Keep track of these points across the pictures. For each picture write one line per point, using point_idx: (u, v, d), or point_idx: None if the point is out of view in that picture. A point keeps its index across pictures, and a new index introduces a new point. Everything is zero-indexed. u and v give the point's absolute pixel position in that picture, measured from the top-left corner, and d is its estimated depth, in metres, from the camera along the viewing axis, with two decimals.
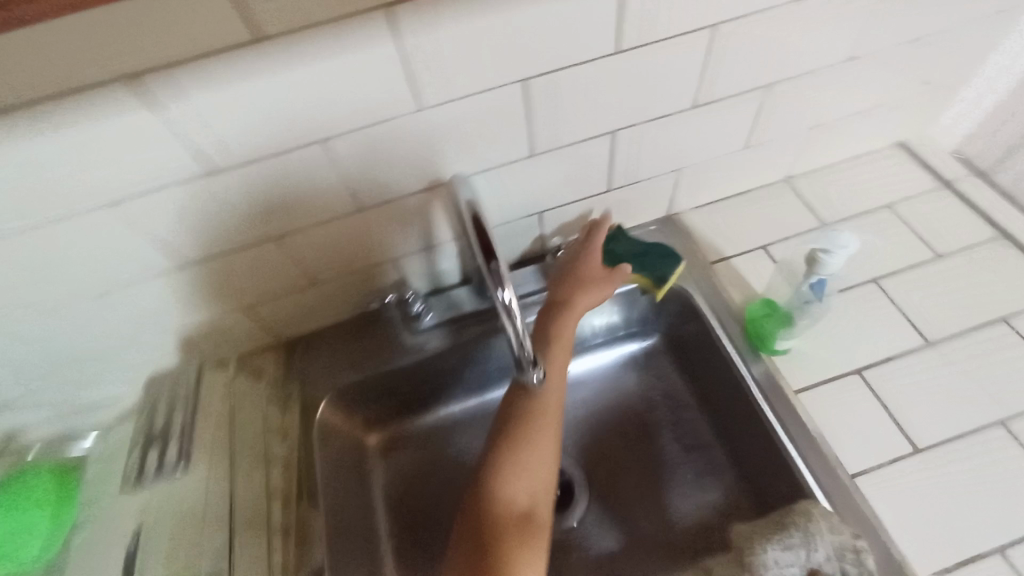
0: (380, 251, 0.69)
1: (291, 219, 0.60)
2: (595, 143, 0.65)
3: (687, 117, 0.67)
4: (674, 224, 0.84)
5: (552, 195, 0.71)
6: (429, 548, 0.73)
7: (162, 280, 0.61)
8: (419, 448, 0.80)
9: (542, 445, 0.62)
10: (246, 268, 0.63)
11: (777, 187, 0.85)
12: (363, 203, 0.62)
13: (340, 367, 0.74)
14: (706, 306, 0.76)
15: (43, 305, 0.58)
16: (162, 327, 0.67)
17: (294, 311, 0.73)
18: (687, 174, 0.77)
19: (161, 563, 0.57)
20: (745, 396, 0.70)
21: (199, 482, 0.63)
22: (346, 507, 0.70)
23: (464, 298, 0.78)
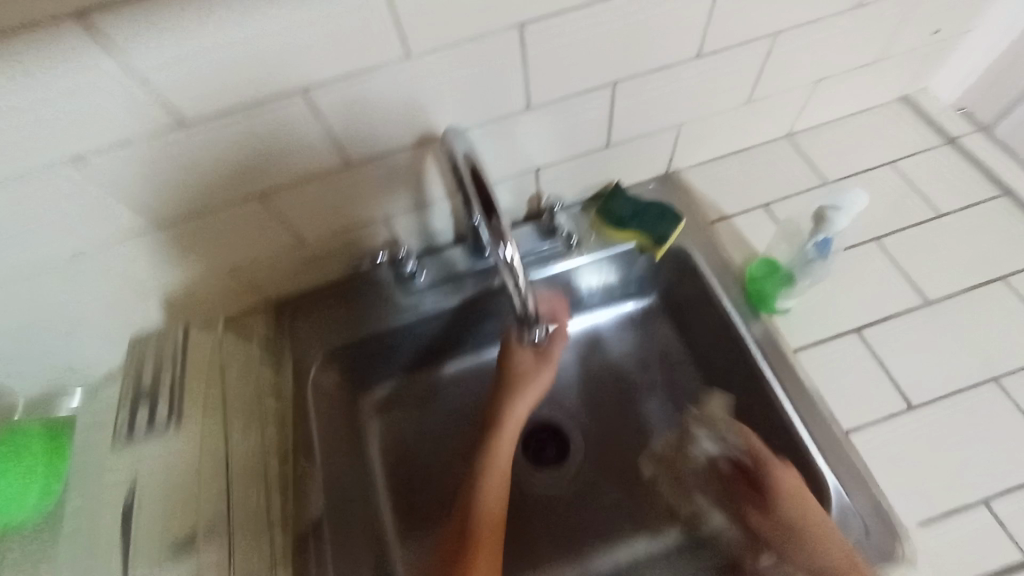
0: (370, 209, 0.67)
1: (276, 179, 0.58)
2: (592, 96, 0.62)
3: (688, 68, 0.64)
4: (673, 182, 0.81)
5: (548, 152, 0.68)
6: (431, 508, 0.75)
7: (140, 241, 0.59)
8: (417, 407, 0.81)
9: (494, 490, 0.62)
10: (228, 227, 0.61)
11: (778, 143, 0.83)
12: (350, 160, 0.59)
13: (334, 328, 0.73)
14: (706, 267, 0.75)
15: (17, 268, 0.56)
16: (146, 288, 0.65)
17: (281, 272, 0.71)
18: (688, 129, 0.74)
19: (155, 525, 0.52)
20: (743, 356, 0.70)
21: (189, 440, 0.56)
22: (344, 458, 0.71)
23: (458, 258, 0.77)
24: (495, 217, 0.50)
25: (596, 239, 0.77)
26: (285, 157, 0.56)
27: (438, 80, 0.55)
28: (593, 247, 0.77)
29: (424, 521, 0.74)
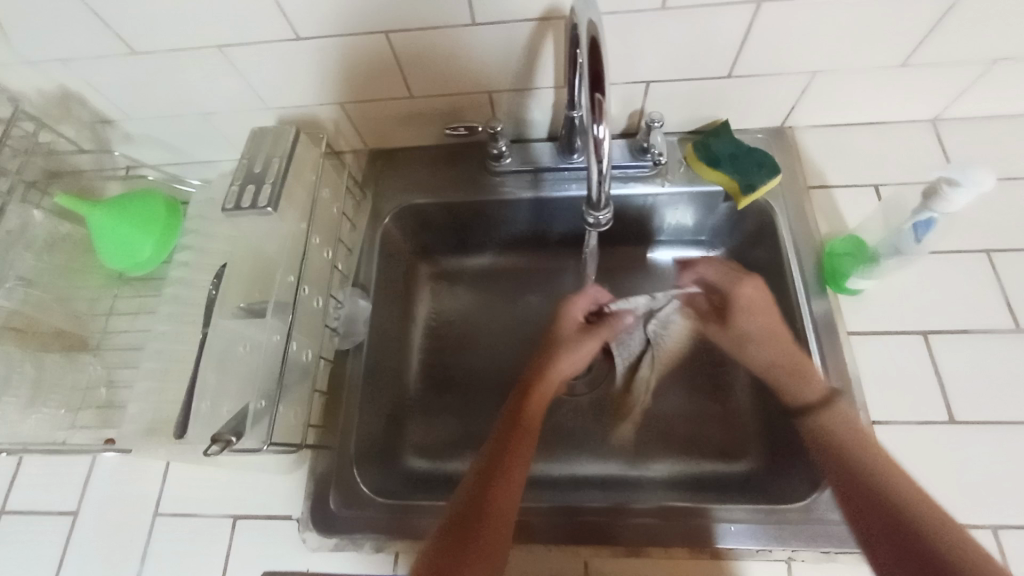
0: (478, 79, 0.69)
1: (404, 21, 0.61)
2: (731, 12, 0.59)
3: (846, 5, 0.58)
4: (784, 137, 0.77)
5: (666, 65, 0.66)
6: (452, 378, 0.80)
7: (273, 52, 0.64)
8: (468, 287, 0.86)
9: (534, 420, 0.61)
10: (348, 61, 0.66)
11: (914, 126, 0.76)
12: (475, 19, 0.61)
13: (414, 187, 0.79)
14: (786, 232, 0.72)
15: (170, 49, 0.64)
16: (266, 101, 0.72)
17: (383, 120, 0.76)
18: (820, 81, 0.69)
19: (238, 294, 0.61)
20: (793, 324, 0.69)
21: (282, 229, 0.62)
22: (393, 306, 0.78)
23: (545, 153, 0.78)
24: (601, 94, 0.49)
25: (683, 172, 0.76)
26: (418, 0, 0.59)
27: None
28: (678, 180, 0.76)
29: (446, 389, 0.79)
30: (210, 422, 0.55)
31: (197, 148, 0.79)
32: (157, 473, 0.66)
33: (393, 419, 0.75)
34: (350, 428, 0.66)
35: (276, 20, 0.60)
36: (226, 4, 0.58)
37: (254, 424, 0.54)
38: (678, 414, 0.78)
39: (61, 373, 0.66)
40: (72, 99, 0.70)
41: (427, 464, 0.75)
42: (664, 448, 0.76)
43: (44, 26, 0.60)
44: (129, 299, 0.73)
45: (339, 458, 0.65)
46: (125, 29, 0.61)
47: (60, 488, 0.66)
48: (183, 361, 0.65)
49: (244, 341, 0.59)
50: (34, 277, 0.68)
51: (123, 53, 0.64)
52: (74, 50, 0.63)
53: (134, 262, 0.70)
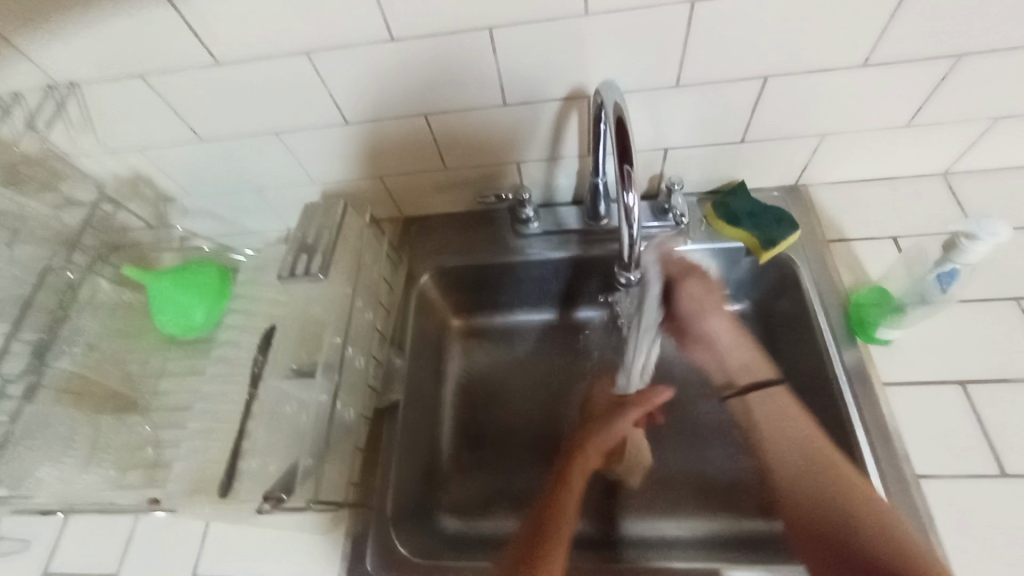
0: (508, 151, 0.74)
1: (443, 104, 0.68)
2: (743, 85, 0.64)
3: (850, 75, 0.63)
4: (800, 194, 0.80)
5: (683, 133, 0.71)
6: (486, 434, 0.81)
7: (324, 134, 0.71)
8: (498, 344, 0.88)
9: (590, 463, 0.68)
10: (391, 139, 0.72)
11: (926, 181, 0.79)
12: (506, 100, 0.67)
13: (448, 250, 0.83)
14: (810, 285, 0.74)
15: (232, 137, 0.71)
16: (313, 176, 0.78)
17: (419, 189, 0.82)
18: (831, 142, 0.73)
19: (289, 356, 0.65)
20: (826, 377, 0.69)
21: (329, 295, 0.66)
22: (428, 364, 0.81)
23: (571, 216, 0.82)
24: (629, 165, 0.54)
25: (704, 230, 0.79)
26: (456, 86, 0.65)
27: (601, 43, 0.60)
28: (700, 238, 0.79)
29: (477, 447, 0.80)
30: (262, 480, 0.58)
31: (248, 220, 0.86)
32: (198, 535, 0.67)
33: (427, 478, 0.75)
34: (388, 487, 0.67)
35: (329, 108, 0.67)
36: (288, 96, 0.66)
37: (302, 482, 0.55)
38: (718, 472, 0.76)
39: (112, 436, 0.68)
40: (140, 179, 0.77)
41: (461, 526, 0.74)
42: (700, 504, 0.74)
43: (125, 120, 0.68)
44: (179, 361, 0.77)
45: (376, 519, 0.65)
46: (195, 121, 0.69)
47: (106, 549, 0.67)
48: (230, 419, 0.68)
49: (293, 401, 0.61)
50: (98, 342, 0.73)
51: (194, 139, 0.71)
52: (154, 138, 0.71)
53: (188, 326, 0.74)
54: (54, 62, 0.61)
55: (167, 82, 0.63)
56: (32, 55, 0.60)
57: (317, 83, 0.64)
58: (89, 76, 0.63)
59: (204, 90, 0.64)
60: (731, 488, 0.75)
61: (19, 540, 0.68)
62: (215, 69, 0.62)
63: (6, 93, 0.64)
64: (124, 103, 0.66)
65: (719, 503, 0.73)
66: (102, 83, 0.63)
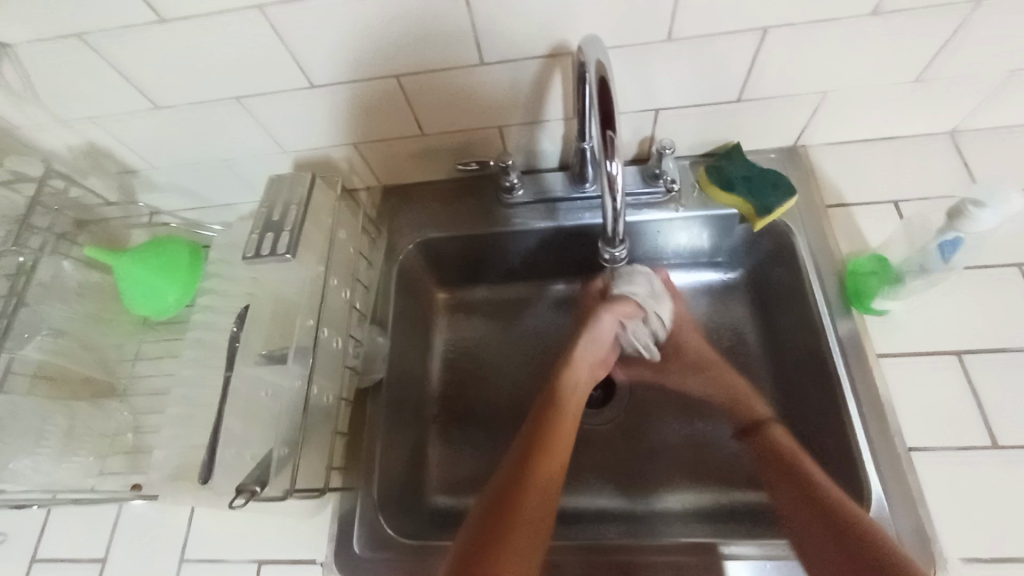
0: (488, 115, 0.70)
1: (414, 65, 0.62)
2: (739, 39, 0.59)
3: (856, 26, 0.58)
4: (799, 156, 0.76)
5: (676, 92, 0.66)
6: (475, 410, 0.80)
7: (288, 100, 0.66)
8: (486, 318, 0.86)
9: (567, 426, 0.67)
10: (362, 104, 0.67)
11: (933, 140, 0.75)
12: (483, 59, 0.62)
13: (430, 223, 0.79)
14: (805, 253, 0.71)
15: (188, 104, 0.66)
16: (282, 145, 0.73)
17: (396, 157, 0.77)
18: (832, 100, 0.69)
19: (262, 338, 0.62)
20: (819, 348, 0.67)
21: (301, 274, 0.63)
22: (413, 341, 0.79)
23: (558, 183, 0.78)
24: (611, 131, 0.50)
25: (696, 197, 0.75)
26: (427, 44, 0.60)
27: None
28: (692, 205, 0.75)
29: (466, 423, 0.79)
30: (238, 467, 0.56)
31: (217, 193, 0.81)
32: (183, 520, 0.66)
33: (415, 456, 0.74)
34: (373, 469, 0.66)
35: (289, 70, 0.62)
36: (244, 59, 0.60)
37: (278, 472, 0.54)
38: (709, 446, 0.75)
39: (87, 422, 0.67)
40: (95, 152, 0.73)
41: (450, 502, 0.73)
42: (688, 477, 0.74)
43: (67, 86, 0.63)
44: (154, 343, 0.75)
45: (363, 500, 0.64)
46: (146, 87, 0.63)
47: (89, 536, 0.66)
48: (208, 403, 0.66)
49: (267, 387, 0.59)
50: (65, 327, 0.69)
51: (147, 107, 0.66)
52: (104, 106, 0.66)
53: (159, 306, 0.72)
54: None
55: (108, 43, 0.58)
56: None
57: (276, 43, 0.59)
58: (21, 38, 0.57)
59: (151, 53, 0.59)
60: (722, 462, 0.74)
61: None
62: (160, 26, 0.56)
63: None
64: (65, 68, 0.60)
65: (709, 477, 0.73)
66: (39, 46, 0.58)
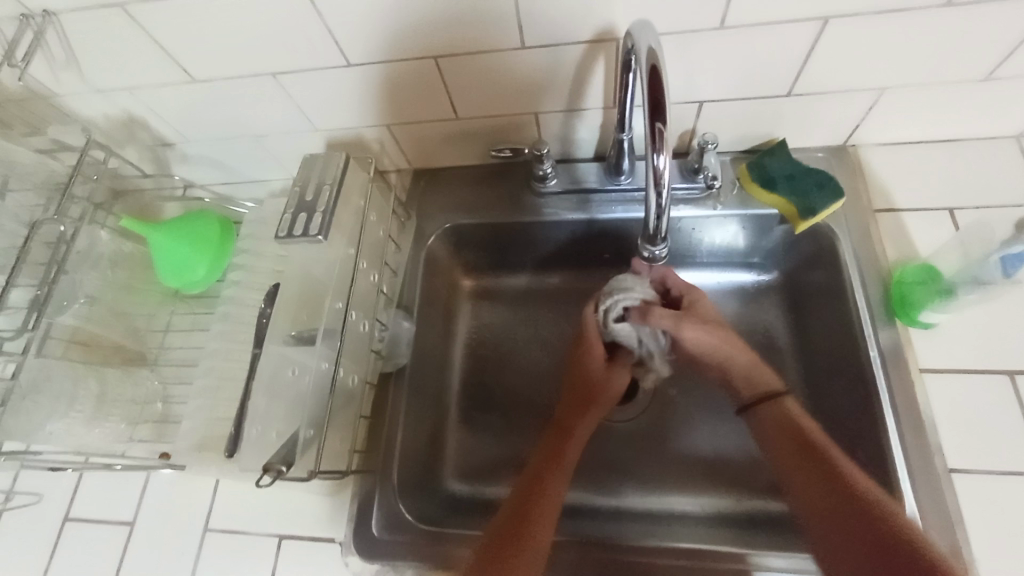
0: (525, 101, 0.68)
1: (453, 46, 0.61)
2: (796, 29, 0.56)
3: (925, 19, 0.55)
4: (849, 156, 0.72)
5: (723, 83, 0.63)
6: (494, 398, 0.79)
7: (324, 78, 0.65)
8: (509, 306, 0.84)
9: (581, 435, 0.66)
10: (398, 85, 0.66)
11: (995, 145, 0.70)
12: (525, 42, 0.60)
13: (459, 208, 0.78)
14: (849, 258, 0.68)
15: (224, 78, 0.65)
16: (314, 124, 0.73)
17: (429, 140, 0.76)
18: (890, 98, 0.65)
19: (289, 317, 0.62)
20: (857, 358, 0.64)
21: (330, 255, 0.63)
22: (436, 327, 0.78)
23: (591, 173, 0.76)
24: (661, 123, 0.48)
25: (736, 194, 0.72)
26: (468, 25, 0.58)
27: None
28: (731, 203, 0.72)
29: (486, 412, 0.78)
30: (263, 444, 0.57)
31: (248, 169, 0.82)
32: (207, 490, 0.68)
33: (434, 441, 0.74)
34: (393, 453, 0.66)
35: (328, 48, 0.61)
36: (283, 35, 0.60)
37: (303, 452, 0.55)
38: (732, 451, 0.74)
39: (119, 390, 0.68)
40: (133, 123, 0.73)
41: (467, 489, 0.73)
42: (709, 480, 0.72)
43: (107, 56, 0.63)
44: (184, 316, 0.76)
45: (383, 483, 0.65)
46: (184, 60, 0.63)
47: (117, 500, 0.68)
48: (234, 379, 0.67)
49: (293, 366, 0.59)
50: (99, 295, 0.71)
51: (185, 80, 0.66)
52: (144, 77, 0.66)
53: (190, 279, 0.72)
54: None
55: (148, 13, 0.57)
56: None
57: (315, 20, 0.58)
58: (66, 6, 0.57)
59: (191, 25, 0.59)
60: (744, 467, 0.72)
61: (30, 493, 0.70)
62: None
63: None
64: (106, 37, 0.60)
65: (731, 482, 0.72)
66: (83, 14, 0.58)
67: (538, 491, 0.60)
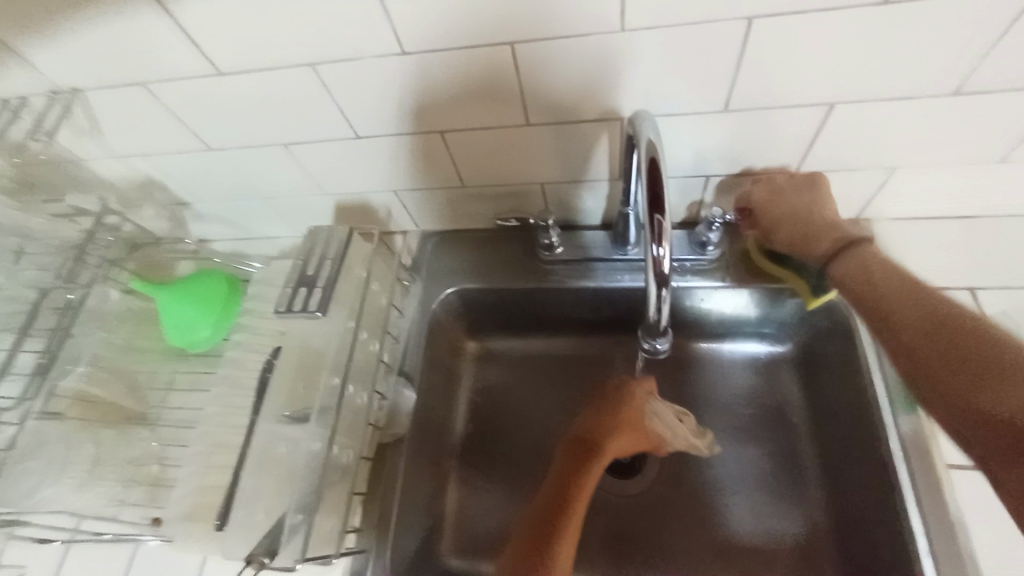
0: (532, 171, 0.68)
1: (459, 121, 0.62)
2: (801, 113, 0.56)
3: (935, 104, 0.54)
4: (862, 230, 0.70)
5: (730, 161, 0.63)
6: (496, 467, 0.76)
7: (335, 147, 0.67)
8: (512, 368, 0.83)
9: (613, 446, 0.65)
10: (408, 154, 0.67)
11: (1017, 222, 0.68)
12: (531, 120, 0.61)
13: (465, 272, 0.78)
14: (866, 339, 0.66)
15: (238, 146, 0.68)
16: (323, 188, 0.74)
17: (435, 203, 0.76)
18: (901, 176, 0.64)
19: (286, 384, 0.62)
20: (877, 447, 0.61)
21: (331, 324, 0.62)
22: (436, 394, 0.76)
23: (597, 241, 0.75)
24: (659, 214, 0.47)
25: (745, 267, 0.71)
26: (477, 104, 0.59)
27: (642, 54, 0.52)
28: (740, 275, 0.71)
29: (486, 483, 0.75)
30: (248, 525, 0.55)
31: (260, 229, 0.83)
32: (195, 561, 0.66)
33: (431, 512, 0.71)
34: (387, 527, 0.64)
35: (340, 123, 0.63)
36: (295, 111, 0.62)
37: (288, 537, 0.53)
38: (743, 535, 0.69)
39: (116, 451, 0.68)
40: (149, 186, 0.76)
41: (463, 565, 0.71)
42: (723, 569, 0.68)
43: (128, 128, 0.66)
44: (186, 375, 0.76)
45: (375, 564, 0.62)
46: (202, 132, 0.65)
47: (104, 568, 0.67)
48: (228, 446, 0.65)
49: (285, 442, 0.58)
50: None
51: (202, 149, 0.69)
52: (163, 146, 0.68)
53: (195, 340, 0.73)
54: (59, 69, 0.58)
55: (167, 90, 0.60)
56: (36, 62, 0.58)
57: (327, 99, 0.60)
58: (93, 85, 0.60)
59: (208, 103, 0.61)
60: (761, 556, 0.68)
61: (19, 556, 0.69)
62: (221, 79, 0.58)
63: (13, 98, 0.63)
64: (125, 112, 0.63)
65: (746, 572, 0.67)
66: (107, 90, 0.61)
67: (563, 515, 0.57)
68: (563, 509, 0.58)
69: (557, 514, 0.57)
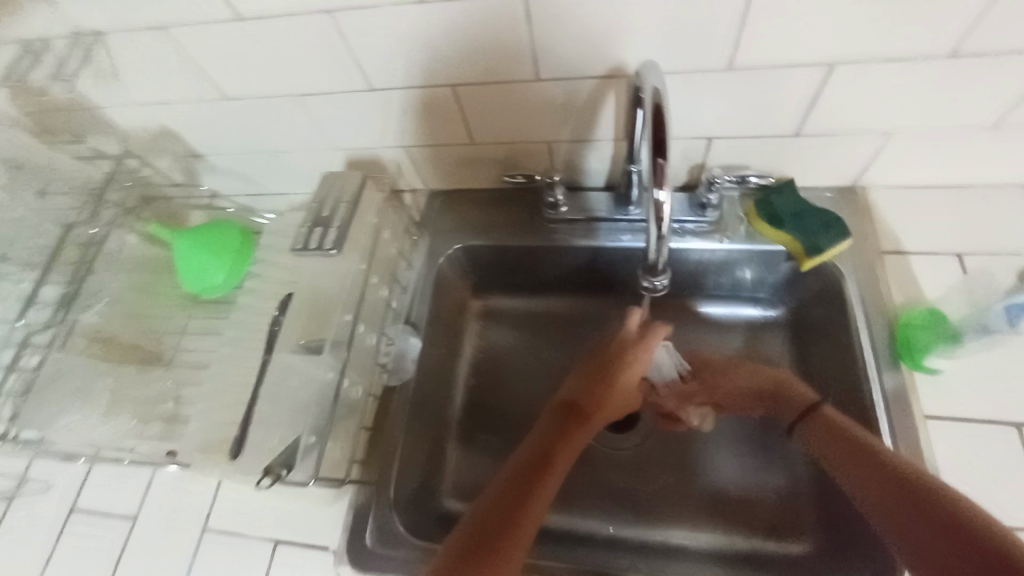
0: (540, 129, 0.70)
1: (471, 75, 0.64)
2: (802, 73, 0.58)
3: (931, 67, 0.56)
4: (859, 197, 0.73)
5: (732, 123, 0.65)
6: (496, 418, 0.80)
7: (349, 99, 0.69)
8: (514, 326, 0.85)
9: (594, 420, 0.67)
10: (420, 108, 0.69)
11: (1007, 193, 0.70)
12: (541, 75, 0.63)
13: (472, 229, 0.80)
14: (855, 299, 0.68)
15: (254, 96, 0.69)
16: (336, 142, 0.76)
17: (444, 161, 0.78)
18: (898, 142, 0.66)
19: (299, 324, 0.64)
20: (861, 401, 0.64)
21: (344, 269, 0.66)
22: (440, 347, 0.79)
23: (601, 202, 0.78)
24: (662, 158, 0.50)
25: (744, 229, 0.73)
26: (489, 58, 0.61)
27: (651, 9, 0.54)
28: (738, 237, 0.73)
29: (486, 433, 0.79)
30: (262, 450, 0.58)
31: (272, 183, 0.85)
32: (208, 491, 0.69)
33: (433, 457, 0.75)
34: (392, 464, 0.67)
35: (355, 73, 0.65)
36: (312, 60, 0.63)
37: (301, 459, 0.56)
38: (730, 486, 0.73)
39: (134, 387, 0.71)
40: (165, 135, 0.78)
41: (461, 507, 0.74)
42: (710, 517, 0.71)
43: (148, 73, 0.68)
44: (200, 320, 0.77)
45: (380, 497, 0.65)
46: (219, 79, 0.67)
47: (121, 496, 0.70)
48: (242, 384, 0.68)
49: (298, 377, 0.61)
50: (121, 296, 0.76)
51: (218, 98, 0.70)
52: (180, 94, 0.70)
53: (207, 287, 0.75)
54: (84, 10, 0.60)
55: (188, 35, 0.62)
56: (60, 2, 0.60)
57: (343, 48, 0.62)
58: (115, 28, 0.62)
59: (227, 50, 0.63)
60: (748, 507, 0.71)
61: (41, 481, 0.72)
62: (241, 25, 0.60)
63: (36, 40, 0.65)
64: (145, 57, 0.65)
65: (733, 521, 0.71)
66: (129, 34, 0.62)
67: (541, 477, 0.60)
68: (542, 470, 0.60)
69: (532, 480, 0.59)
